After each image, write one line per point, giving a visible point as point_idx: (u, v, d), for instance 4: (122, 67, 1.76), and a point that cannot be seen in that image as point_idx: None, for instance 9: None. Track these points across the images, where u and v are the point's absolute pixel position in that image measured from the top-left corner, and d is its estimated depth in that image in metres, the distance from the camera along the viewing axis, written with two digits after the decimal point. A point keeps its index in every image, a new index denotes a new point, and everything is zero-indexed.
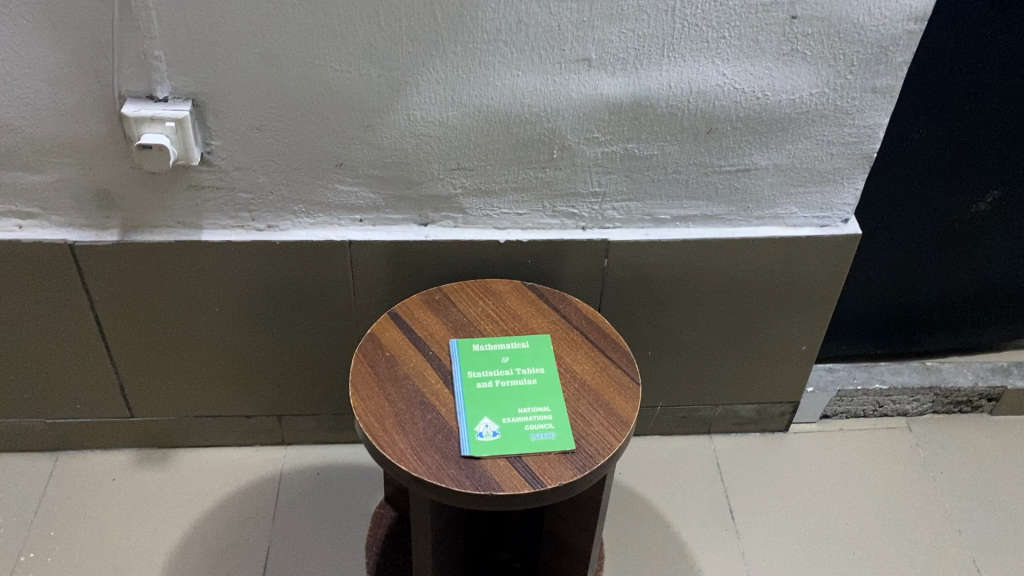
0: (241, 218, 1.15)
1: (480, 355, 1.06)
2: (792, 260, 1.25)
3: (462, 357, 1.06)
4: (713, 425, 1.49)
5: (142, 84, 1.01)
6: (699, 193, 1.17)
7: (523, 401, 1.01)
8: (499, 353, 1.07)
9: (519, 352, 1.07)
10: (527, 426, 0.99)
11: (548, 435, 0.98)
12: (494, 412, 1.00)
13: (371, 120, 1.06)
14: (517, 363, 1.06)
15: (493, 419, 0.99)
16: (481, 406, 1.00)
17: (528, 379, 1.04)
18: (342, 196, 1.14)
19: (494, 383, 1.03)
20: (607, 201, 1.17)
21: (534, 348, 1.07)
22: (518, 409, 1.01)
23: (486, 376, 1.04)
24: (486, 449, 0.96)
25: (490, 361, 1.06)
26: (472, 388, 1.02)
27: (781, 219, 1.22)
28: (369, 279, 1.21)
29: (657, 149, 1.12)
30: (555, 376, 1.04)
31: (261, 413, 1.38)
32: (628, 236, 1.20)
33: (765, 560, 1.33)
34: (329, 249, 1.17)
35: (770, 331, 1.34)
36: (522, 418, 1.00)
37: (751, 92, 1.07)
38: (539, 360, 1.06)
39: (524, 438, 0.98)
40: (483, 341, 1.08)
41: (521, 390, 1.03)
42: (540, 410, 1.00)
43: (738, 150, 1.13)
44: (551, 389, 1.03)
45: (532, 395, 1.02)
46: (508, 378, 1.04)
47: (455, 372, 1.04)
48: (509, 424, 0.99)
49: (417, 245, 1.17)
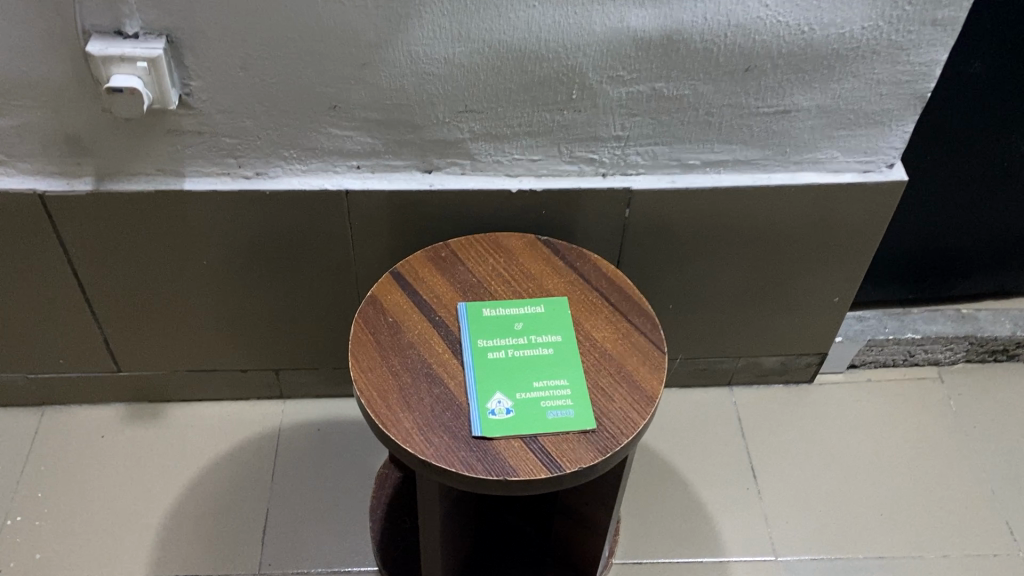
0: (226, 164, 1.04)
1: (491, 321, 0.97)
2: (830, 208, 1.14)
3: (472, 323, 0.97)
4: (734, 376, 1.41)
5: (108, 18, 0.89)
6: (732, 136, 1.06)
7: (539, 374, 0.93)
8: (512, 320, 0.98)
9: (535, 317, 0.98)
10: (543, 402, 0.90)
11: (567, 412, 0.89)
12: (507, 386, 0.92)
13: (368, 58, 0.94)
14: (532, 330, 0.97)
15: (506, 394, 0.91)
16: (493, 380, 0.92)
17: (545, 348, 0.95)
18: (337, 141, 1.03)
19: (507, 354, 0.95)
20: (630, 144, 1.06)
21: (550, 313, 0.98)
22: (534, 382, 0.92)
23: (499, 345, 0.95)
24: (499, 429, 0.88)
25: (503, 329, 0.97)
26: (483, 359, 0.94)
27: (821, 164, 1.11)
28: (369, 230, 1.11)
29: (688, 89, 1.00)
30: (574, 344, 0.96)
31: (257, 367, 1.30)
32: (652, 183, 1.09)
33: (789, 522, 1.27)
34: (324, 199, 1.07)
35: (801, 282, 1.25)
36: (538, 393, 0.91)
37: (796, 26, 0.95)
38: (557, 327, 0.97)
39: (540, 415, 0.89)
40: (494, 306, 0.99)
41: (536, 361, 0.94)
42: (558, 384, 0.92)
43: (778, 90, 1.01)
44: (569, 360, 0.94)
45: (549, 367, 0.94)
46: (523, 348, 0.95)
47: (464, 340, 0.95)
48: (524, 400, 0.90)
49: (420, 195, 1.07)
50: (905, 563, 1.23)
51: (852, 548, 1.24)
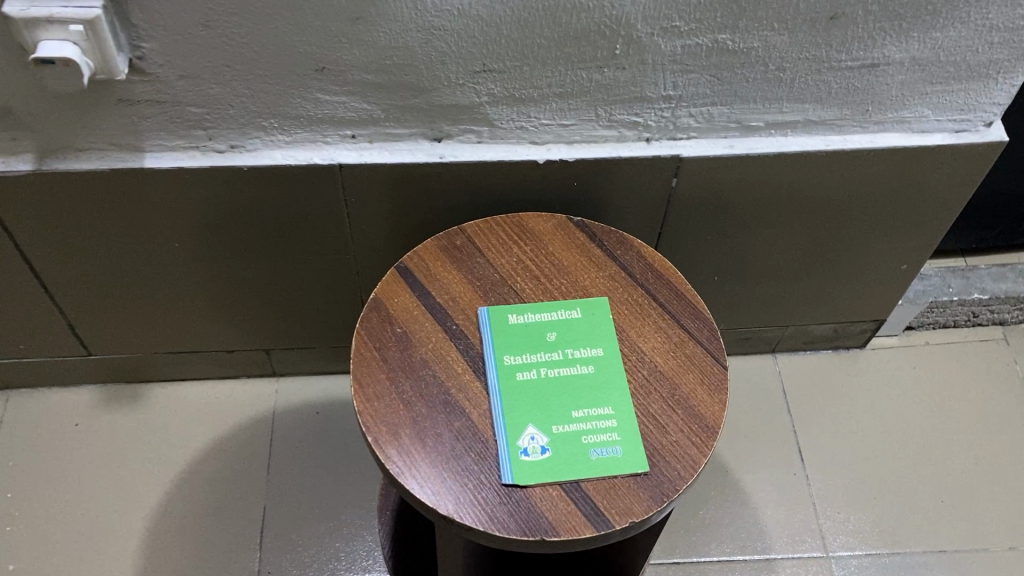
0: (194, 136, 0.86)
1: (519, 331, 0.82)
2: (912, 173, 0.97)
3: (496, 334, 0.81)
4: (778, 344, 1.26)
5: None
6: (805, 95, 0.88)
7: (579, 400, 0.78)
8: (544, 329, 0.82)
9: (571, 325, 0.82)
10: (585, 438, 0.76)
11: (613, 452, 0.75)
12: (541, 417, 0.77)
13: (362, 11, 0.74)
14: (568, 343, 0.81)
15: (540, 428, 0.76)
16: (524, 409, 0.77)
17: (585, 366, 0.80)
18: (326, 108, 0.84)
19: (540, 374, 0.80)
20: (682, 105, 0.88)
21: (589, 319, 0.83)
22: (573, 412, 0.77)
23: (529, 363, 0.80)
24: (533, 474, 0.74)
25: (533, 341, 0.81)
26: (511, 382, 0.79)
27: (906, 124, 0.93)
28: (368, 206, 0.94)
29: (757, 41, 0.81)
30: (619, 360, 0.80)
31: (246, 347, 1.15)
32: (706, 150, 0.91)
33: (840, 510, 1.15)
34: (314, 175, 0.89)
35: (866, 249, 1.08)
36: (578, 426, 0.77)
37: None
38: (597, 338, 0.82)
39: (582, 456, 0.75)
40: (522, 310, 0.83)
41: (574, 383, 0.79)
42: (602, 414, 0.77)
43: (868, 40, 0.82)
44: (614, 381, 0.79)
45: (590, 391, 0.79)
46: (558, 366, 0.80)
47: (488, 357, 0.80)
48: (561, 436, 0.76)
49: (428, 169, 0.89)
50: (968, 558, 1.11)
51: (909, 540, 1.13)
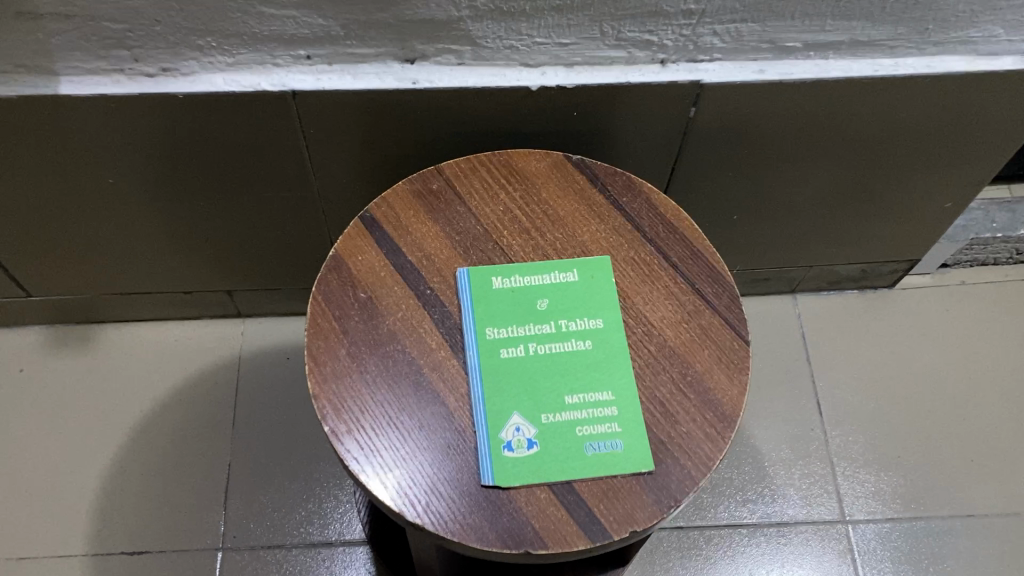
0: (117, 58, 0.72)
1: (504, 298, 0.70)
2: (971, 102, 0.82)
3: (477, 302, 0.69)
4: (800, 284, 1.14)
5: None
6: (855, 10, 0.72)
7: (573, 384, 0.67)
8: (534, 296, 0.70)
9: (565, 292, 0.70)
10: (579, 430, 0.65)
11: (612, 447, 0.64)
12: (529, 404, 0.66)
13: None
14: (562, 313, 0.69)
15: (527, 418, 0.65)
16: (509, 394, 0.66)
17: (581, 342, 0.68)
18: (273, 24, 0.69)
19: (528, 351, 0.68)
20: (705, 22, 0.72)
21: (587, 284, 0.70)
22: (566, 398, 0.66)
23: (516, 337, 0.68)
24: (518, 474, 0.63)
25: (521, 311, 0.69)
26: (493, 361, 0.67)
27: (971, 45, 0.77)
28: (332, 138, 0.81)
29: None
30: (622, 334, 0.68)
31: (205, 286, 1.04)
32: (732, 76, 0.77)
33: (859, 470, 1.06)
34: (265, 103, 0.75)
35: (907, 186, 0.95)
36: (572, 416, 0.65)
37: None
38: (596, 307, 0.69)
39: (576, 451, 0.64)
40: (509, 273, 0.71)
41: (568, 362, 0.67)
42: (600, 401, 0.66)
43: None
44: (615, 359, 0.67)
45: (587, 372, 0.67)
46: (550, 342, 0.68)
47: (467, 331, 0.68)
48: (552, 428, 0.65)
49: (400, 96, 0.75)
50: (999, 525, 1.02)
51: (934, 503, 1.03)
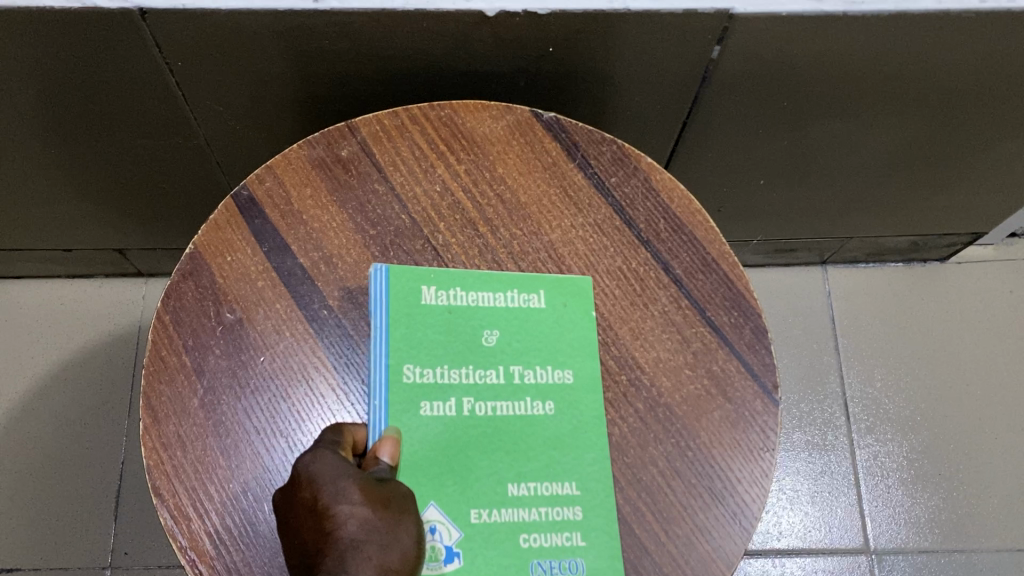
0: None
1: (433, 323, 0.48)
2: None
3: (395, 326, 0.48)
4: (833, 255, 0.93)
5: None
6: None
7: (521, 467, 0.46)
8: (478, 326, 0.49)
9: (524, 326, 0.49)
10: (524, 539, 0.44)
11: (571, 571, 0.44)
12: (452, 494, 0.45)
13: None
14: (517, 356, 0.48)
15: (449, 515, 0.44)
16: (424, 476, 0.45)
17: (539, 404, 0.48)
18: None
19: (461, 410, 0.47)
20: None
21: (554, 317, 0.49)
22: (509, 487, 0.45)
23: (446, 387, 0.47)
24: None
25: (459, 346, 0.48)
26: (408, 419, 0.46)
27: None
28: (210, 72, 0.58)
29: None
30: (599, 398, 0.48)
31: (89, 243, 0.83)
32: (772, 4, 0.54)
33: (887, 487, 0.87)
34: (102, 22, 0.53)
35: (989, 149, 0.72)
36: (516, 517, 0.45)
37: None
38: (567, 353, 0.49)
39: (515, 574, 0.44)
40: (447, 284, 0.49)
41: (518, 432, 0.47)
42: (559, 497, 0.46)
43: None
44: (587, 433, 0.47)
45: (545, 451, 0.46)
46: (495, 399, 0.47)
47: (376, 368, 0.46)
48: (484, 533, 0.44)
49: (294, 19, 0.53)
50: None
51: (978, 534, 0.85)
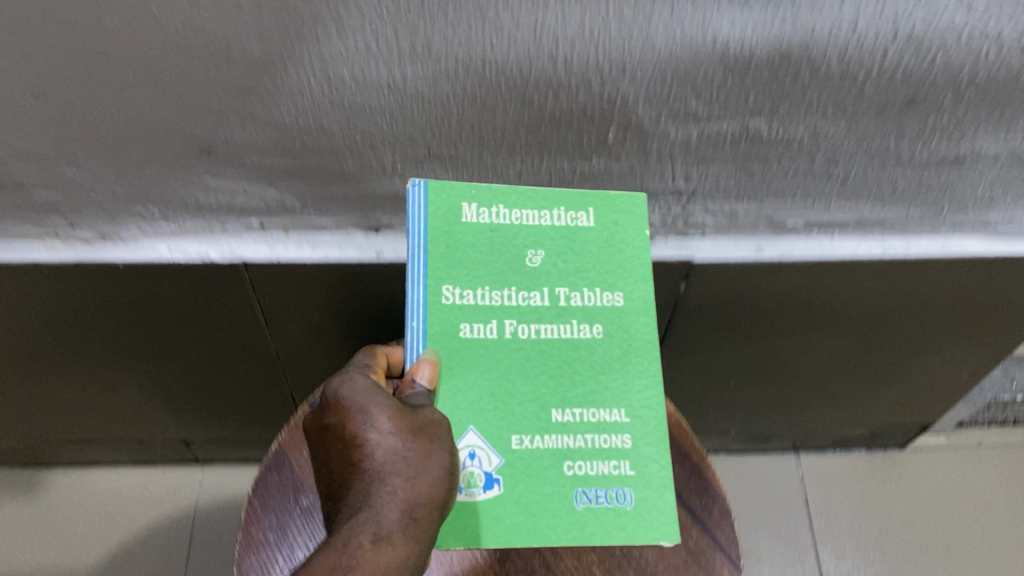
0: (50, 223, 0.65)
1: (474, 242, 0.56)
2: (991, 282, 0.75)
3: (435, 245, 0.55)
4: (802, 443, 1.06)
5: None
6: (861, 193, 0.66)
7: (565, 394, 0.56)
8: (523, 246, 0.57)
9: (569, 244, 0.57)
10: (568, 466, 0.55)
11: (618, 500, 0.54)
12: (493, 419, 0.55)
13: (255, 83, 0.55)
14: (560, 279, 0.57)
15: (489, 441, 0.54)
16: (471, 402, 0.55)
17: (586, 326, 0.57)
18: (220, 197, 0.64)
19: (504, 331, 0.56)
20: (698, 201, 0.65)
21: (602, 236, 0.58)
22: (553, 413, 0.55)
23: (490, 312, 0.56)
24: (463, 533, 0.53)
25: (502, 266, 0.56)
26: (449, 342, 0.55)
27: (992, 229, 0.70)
28: (288, 304, 0.75)
29: (802, 129, 0.59)
30: (647, 320, 0.57)
31: (159, 436, 0.97)
32: (726, 254, 0.70)
33: None
34: (213, 272, 0.69)
35: (918, 357, 0.87)
36: (559, 443, 0.55)
37: (1013, 37, 0.55)
38: (612, 277, 0.58)
39: (558, 495, 0.54)
40: (490, 204, 0.56)
41: (563, 354, 0.56)
42: (604, 424, 0.56)
43: (952, 130, 0.60)
44: (630, 359, 0.57)
45: (588, 375, 0.56)
46: (538, 322, 0.56)
47: (416, 286, 0.55)
48: (524, 458, 0.55)
49: (360, 267, 0.69)
50: None
51: None
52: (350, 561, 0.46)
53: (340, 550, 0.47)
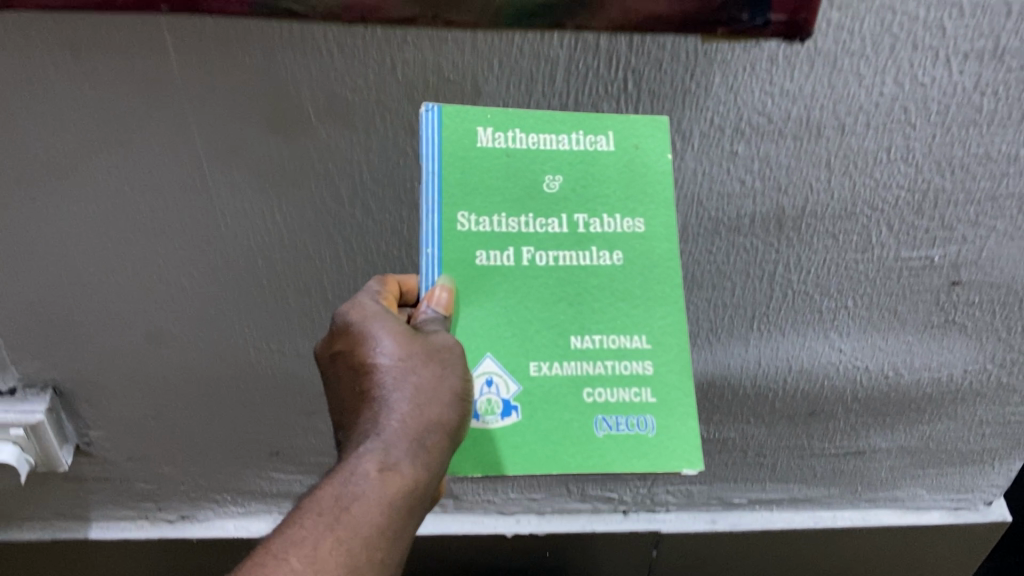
0: (144, 508, 0.82)
1: (490, 169, 0.48)
2: (911, 545, 0.90)
3: (450, 171, 0.48)
4: None
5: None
6: (790, 476, 0.83)
7: (586, 321, 0.49)
8: (540, 170, 0.49)
9: (589, 170, 0.50)
10: (588, 393, 0.48)
11: (639, 427, 0.48)
12: (511, 347, 0.48)
13: (319, 405, 0.73)
14: (580, 205, 0.49)
15: (507, 367, 0.48)
16: (484, 327, 0.48)
17: (607, 254, 0.49)
18: (281, 485, 0.81)
19: (521, 259, 0.48)
20: (659, 483, 0.83)
21: (625, 160, 0.50)
22: (572, 340, 0.49)
23: (503, 236, 0.48)
24: (482, 459, 0.47)
25: (519, 193, 0.49)
26: (465, 271, 0.48)
27: (901, 502, 0.86)
28: None
29: (734, 431, 0.78)
30: (672, 245, 0.49)
31: None
32: (686, 525, 0.86)
33: None
34: None
35: None
36: (579, 370, 0.48)
37: (878, 370, 0.72)
38: (635, 202, 0.50)
39: (579, 425, 0.48)
40: (505, 126, 0.49)
41: (583, 282, 0.49)
42: (625, 351, 0.49)
43: (850, 432, 0.78)
44: (653, 286, 0.49)
45: (610, 303, 0.49)
46: (558, 248, 0.49)
47: (431, 215, 0.47)
48: (544, 386, 0.48)
49: None
50: None
51: None
52: (354, 493, 0.43)
53: (345, 477, 0.43)
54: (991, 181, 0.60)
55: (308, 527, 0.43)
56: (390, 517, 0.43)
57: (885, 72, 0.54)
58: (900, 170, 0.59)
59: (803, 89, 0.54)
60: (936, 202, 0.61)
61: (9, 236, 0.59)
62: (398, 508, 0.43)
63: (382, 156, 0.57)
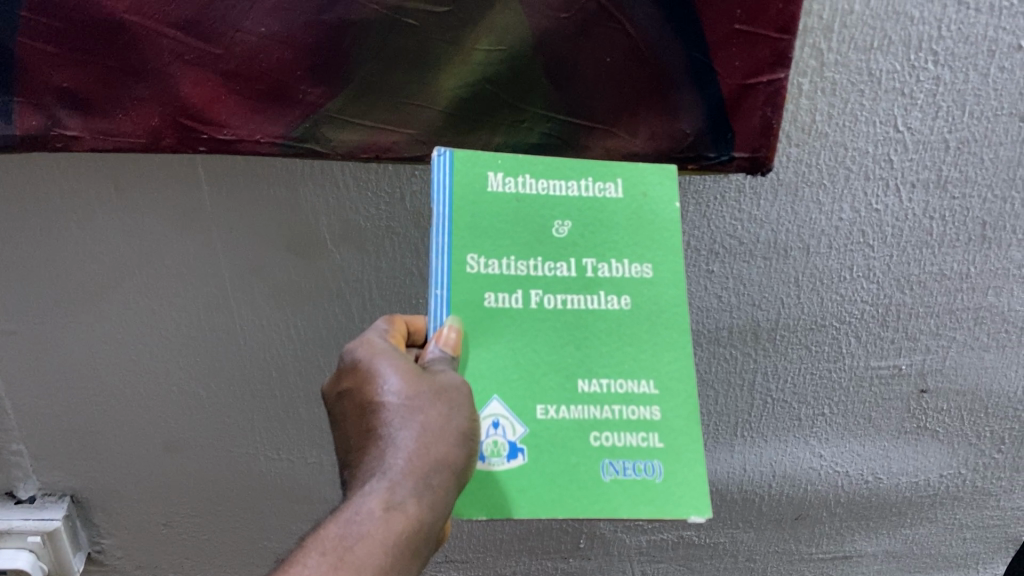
0: None
1: (498, 213, 0.47)
2: None
3: (459, 214, 0.46)
4: None
5: (14, 486, 0.72)
6: None
7: (593, 364, 0.46)
8: (549, 216, 0.47)
9: (597, 216, 0.48)
10: (595, 437, 0.46)
11: (646, 473, 0.45)
12: (517, 391, 0.45)
13: None
14: (589, 249, 0.47)
15: (513, 411, 0.45)
16: (489, 370, 0.45)
17: (614, 298, 0.47)
18: None
19: (529, 302, 0.46)
20: None
21: (633, 206, 0.48)
22: (580, 383, 0.46)
23: (511, 279, 0.46)
24: (487, 503, 0.44)
25: (528, 239, 0.47)
26: (473, 313, 0.45)
27: None
28: None
29: (724, 536, 0.80)
30: (679, 292, 0.48)
31: None
32: None
33: None
34: None
35: None
36: (587, 414, 0.46)
37: (858, 475, 0.76)
38: (642, 248, 0.48)
39: (584, 470, 0.45)
40: (515, 173, 0.47)
41: (591, 327, 0.47)
42: (634, 395, 0.46)
43: (835, 535, 0.81)
44: (661, 332, 0.47)
45: (617, 347, 0.47)
46: (565, 292, 0.47)
47: (440, 256, 0.45)
48: (551, 430, 0.45)
49: None
50: None
51: None
52: (357, 532, 0.39)
53: (347, 516, 0.39)
54: (947, 296, 0.65)
55: (307, 568, 0.39)
56: (395, 559, 0.39)
57: (842, 200, 0.60)
58: (863, 286, 0.64)
59: (769, 215, 0.60)
60: (899, 315, 0.66)
61: (44, 350, 0.64)
62: (404, 551, 0.39)
63: (390, 276, 0.62)
